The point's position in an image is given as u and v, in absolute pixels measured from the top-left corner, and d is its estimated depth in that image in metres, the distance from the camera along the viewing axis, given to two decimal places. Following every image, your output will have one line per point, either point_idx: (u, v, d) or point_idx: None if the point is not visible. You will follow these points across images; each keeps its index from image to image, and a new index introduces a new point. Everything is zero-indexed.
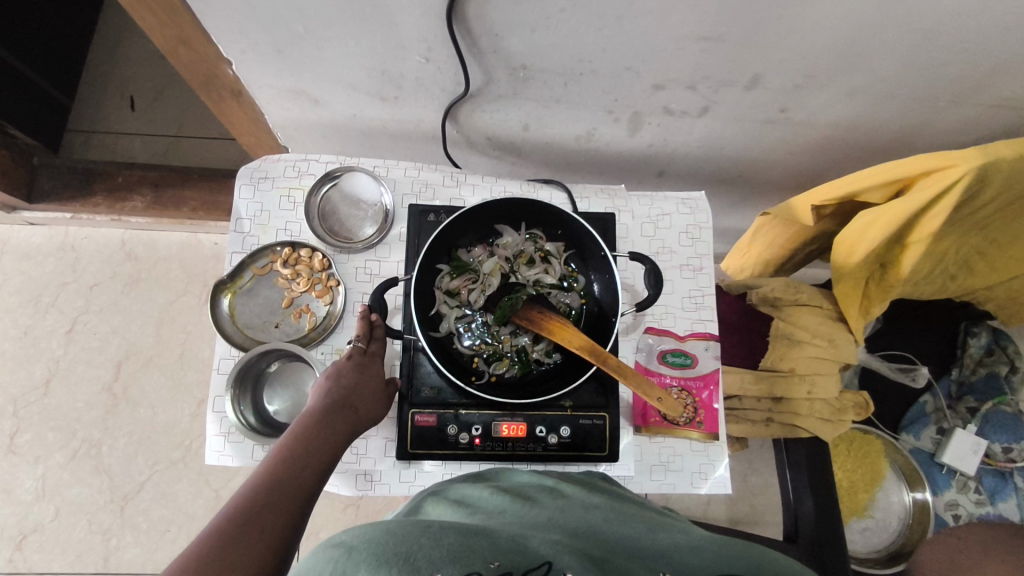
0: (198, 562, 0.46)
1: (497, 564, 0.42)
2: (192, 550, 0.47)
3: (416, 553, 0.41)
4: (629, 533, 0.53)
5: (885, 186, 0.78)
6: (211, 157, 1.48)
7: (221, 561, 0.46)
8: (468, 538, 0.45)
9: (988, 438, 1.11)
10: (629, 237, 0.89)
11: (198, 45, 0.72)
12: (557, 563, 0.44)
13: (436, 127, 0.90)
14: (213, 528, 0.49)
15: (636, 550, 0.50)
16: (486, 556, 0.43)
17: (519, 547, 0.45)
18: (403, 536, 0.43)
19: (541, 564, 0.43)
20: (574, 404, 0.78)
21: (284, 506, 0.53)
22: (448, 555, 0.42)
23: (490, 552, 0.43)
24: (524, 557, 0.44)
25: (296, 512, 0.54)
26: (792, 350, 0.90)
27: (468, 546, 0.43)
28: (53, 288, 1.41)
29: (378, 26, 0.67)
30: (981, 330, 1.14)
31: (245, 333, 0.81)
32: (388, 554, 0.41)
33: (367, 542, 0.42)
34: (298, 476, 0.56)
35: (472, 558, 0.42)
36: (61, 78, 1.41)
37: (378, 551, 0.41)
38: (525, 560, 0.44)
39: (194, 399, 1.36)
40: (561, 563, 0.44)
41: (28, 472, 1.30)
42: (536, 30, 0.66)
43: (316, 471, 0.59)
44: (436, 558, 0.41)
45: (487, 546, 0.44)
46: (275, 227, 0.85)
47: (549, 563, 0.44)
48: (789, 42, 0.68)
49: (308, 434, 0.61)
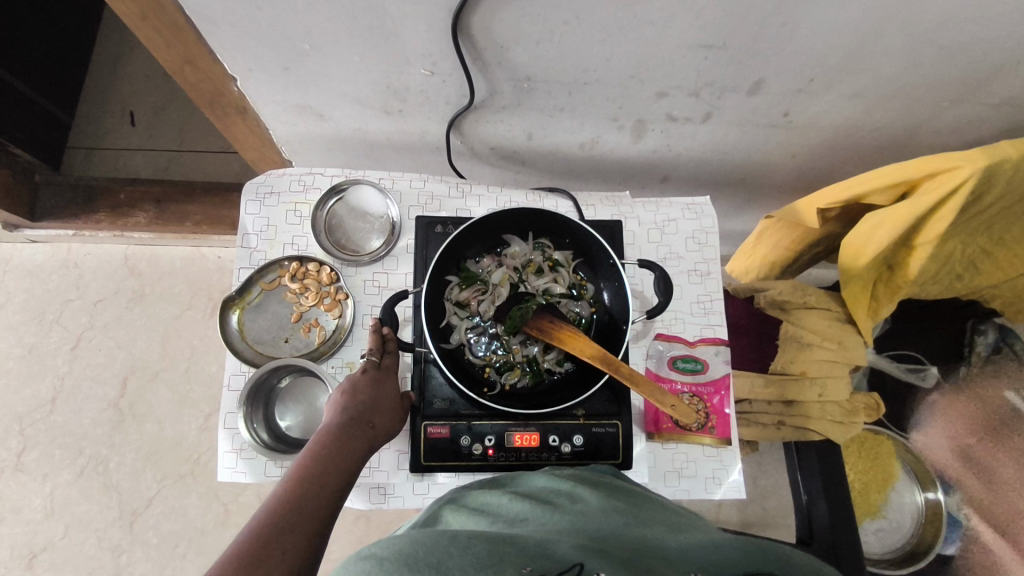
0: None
1: (530, 568, 0.43)
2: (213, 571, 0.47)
3: (447, 561, 0.42)
4: (650, 534, 0.53)
5: (890, 188, 0.78)
6: (212, 170, 1.48)
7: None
8: (496, 545, 0.45)
9: (998, 435, 1.13)
10: (636, 244, 0.89)
11: (202, 62, 0.72)
12: (589, 565, 0.44)
13: (440, 138, 0.90)
14: (234, 549, 0.49)
15: (662, 550, 0.49)
16: (517, 561, 0.43)
17: (547, 551, 0.46)
18: (432, 545, 0.43)
19: (572, 566, 0.44)
20: (587, 412, 0.78)
21: (305, 526, 0.53)
22: (479, 563, 0.42)
23: (520, 557, 0.44)
24: (554, 560, 0.44)
25: (318, 531, 0.54)
26: (803, 353, 0.90)
27: (497, 554, 0.44)
28: (57, 305, 1.41)
29: (384, 41, 0.67)
30: (988, 328, 1.12)
31: (255, 348, 0.81)
32: (419, 564, 0.41)
33: (398, 553, 0.42)
34: (318, 495, 0.56)
35: (502, 565, 0.42)
36: (62, 95, 1.41)
37: (410, 561, 0.41)
38: (556, 563, 0.44)
39: (202, 413, 1.36)
40: (592, 564, 0.44)
41: (35, 490, 1.30)
42: (541, 42, 0.67)
43: (336, 488, 0.59)
44: (467, 566, 0.41)
45: (516, 550, 0.44)
46: (283, 241, 0.85)
47: (580, 565, 0.44)
48: (793, 47, 0.68)
49: (327, 451, 0.62)
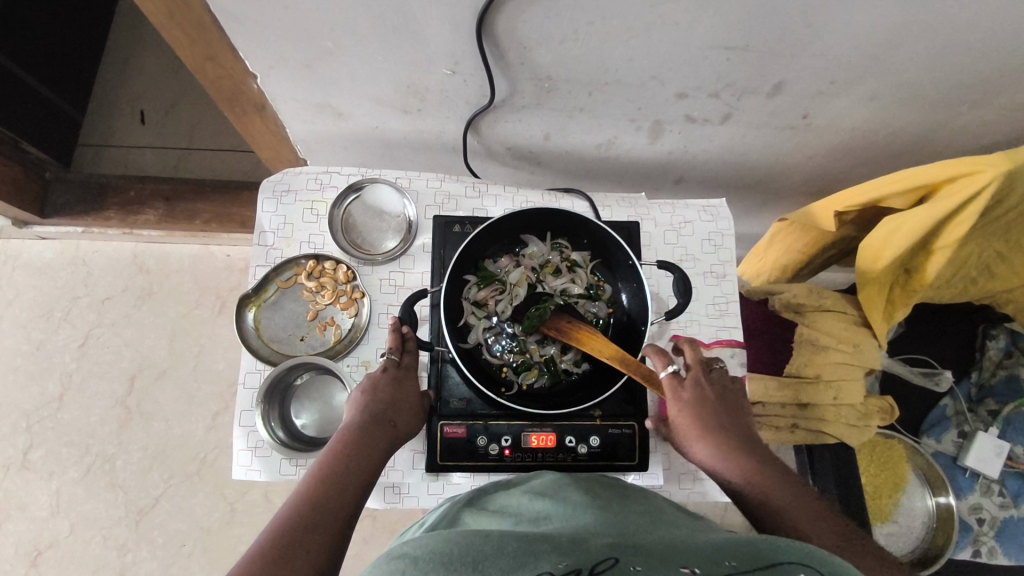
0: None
1: (565, 564, 0.42)
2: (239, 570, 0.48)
3: (483, 561, 0.41)
4: (682, 534, 0.50)
5: (907, 192, 0.78)
6: (222, 169, 1.48)
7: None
8: (530, 543, 0.44)
9: (1010, 441, 1.11)
10: (652, 245, 0.89)
11: (223, 59, 0.72)
12: (624, 560, 0.42)
13: (457, 138, 0.90)
14: (257, 550, 0.50)
15: (694, 546, 0.46)
16: (552, 557, 0.42)
17: (580, 548, 0.44)
18: (467, 545, 0.43)
19: (607, 559, 0.42)
20: (604, 414, 0.78)
21: (328, 526, 0.54)
22: (515, 561, 0.41)
23: (554, 554, 0.43)
24: (587, 555, 0.43)
25: (340, 531, 0.54)
26: (819, 355, 0.89)
27: (532, 551, 0.43)
28: (65, 303, 1.40)
29: (407, 40, 0.67)
30: (1000, 333, 1.14)
31: (271, 347, 0.81)
32: (455, 563, 0.41)
33: (433, 553, 0.42)
34: (340, 495, 0.57)
35: (539, 562, 0.42)
36: (72, 92, 1.41)
37: (446, 560, 0.41)
38: (589, 557, 0.43)
39: (210, 412, 1.36)
40: (628, 559, 0.42)
41: (42, 488, 1.30)
42: (565, 41, 0.67)
43: (358, 488, 0.59)
44: (503, 565, 0.41)
45: (550, 548, 0.44)
46: (299, 239, 0.85)
47: (615, 559, 0.42)
48: (816, 50, 0.68)
49: (348, 449, 0.62)
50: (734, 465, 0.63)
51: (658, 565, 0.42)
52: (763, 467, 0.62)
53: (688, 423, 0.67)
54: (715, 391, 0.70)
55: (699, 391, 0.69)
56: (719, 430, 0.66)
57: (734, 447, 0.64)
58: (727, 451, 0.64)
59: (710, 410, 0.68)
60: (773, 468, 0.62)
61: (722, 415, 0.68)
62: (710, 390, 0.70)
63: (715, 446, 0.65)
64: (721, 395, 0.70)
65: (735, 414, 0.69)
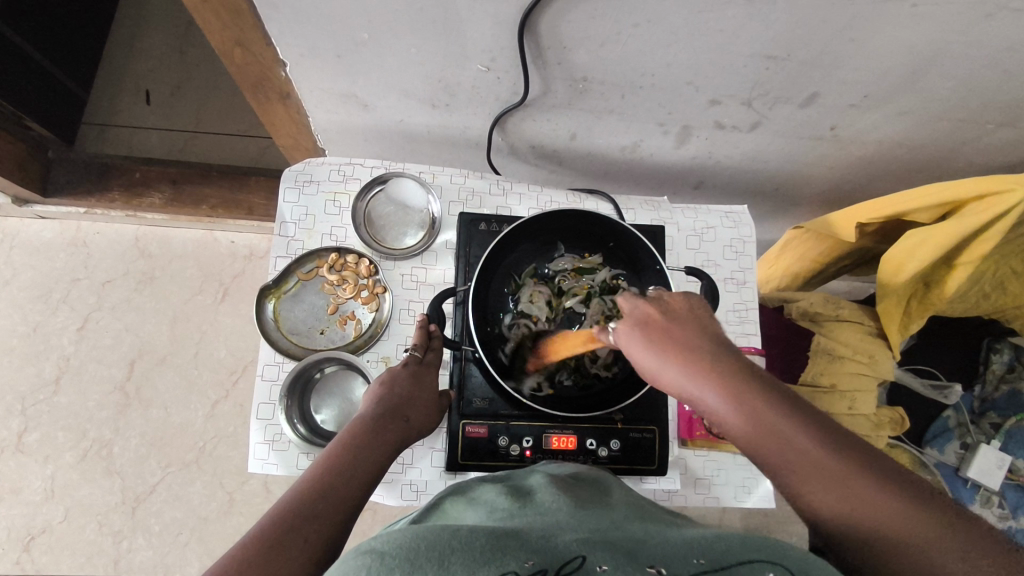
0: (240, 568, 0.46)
1: (531, 562, 0.40)
2: (233, 555, 0.47)
3: (449, 556, 0.39)
4: (653, 528, 0.48)
5: (933, 207, 0.79)
6: (228, 154, 1.45)
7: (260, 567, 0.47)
8: (500, 539, 0.42)
9: (1012, 454, 1.15)
10: (674, 250, 0.89)
11: (255, 46, 0.71)
12: (592, 557, 0.41)
13: (482, 134, 0.89)
14: (257, 532, 0.49)
15: (664, 540, 0.45)
16: (519, 555, 0.40)
17: (551, 545, 0.43)
18: (435, 539, 0.41)
19: (574, 558, 0.41)
20: (625, 418, 0.79)
21: (331, 516, 0.53)
22: (482, 556, 0.40)
23: (523, 551, 0.41)
24: (556, 553, 0.41)
25: (342, 522, 0.54)
26: (833, 365, 0.91)
27: (500, 547, 0.41)
28: (64, 284, 1.37)
29: (446, 34, 0.66)
30: (1004, 347, 1.15)
31: (290, 339, 0.80)
32: (421, 559, 0.39)
33: (400, 547, 0.40)
34: (345, 486, 0.56)
35: (505, 557, 0.40)
36: (78, 69, 1.37)
37: (412, 556, 0.39)
38: (558, 554, 0.41)
39: (209, 400, 1.34)
40: (595, 556, 0.41)
41: (37, 472, 1.27)
42: (605, 44, 0.66)
43: (364, 480, 0.58)
44: (469, 560, 0.39)
45: (519, 544, 0.42)
46: (321, 231, 0.83)
47: (582, 556, 0.41)
48: (855, 63, 0.68)
49: (360, 440, 0.61)
50: (751, 411, 0.49)
51: (626, 561, 0.41)
52: (780, 404, 0.50)
53: (675, 366, 0.53)
54: (682, 317, 0.56)
55: (666, 322, 0.56)
56: (710, 364, 0.52)
57: (745, 389, 0.51)
58: (740, 396, 0.50)
59: (692, 344, 0.54)
60: (792, 402, 0.51)
61: (705, 342, 0.54)
62: (671, 315, 0.57)
63: (715, 392, 0.51)
64: (690, 316, 0.57)
65: (709, 328, 0.56)
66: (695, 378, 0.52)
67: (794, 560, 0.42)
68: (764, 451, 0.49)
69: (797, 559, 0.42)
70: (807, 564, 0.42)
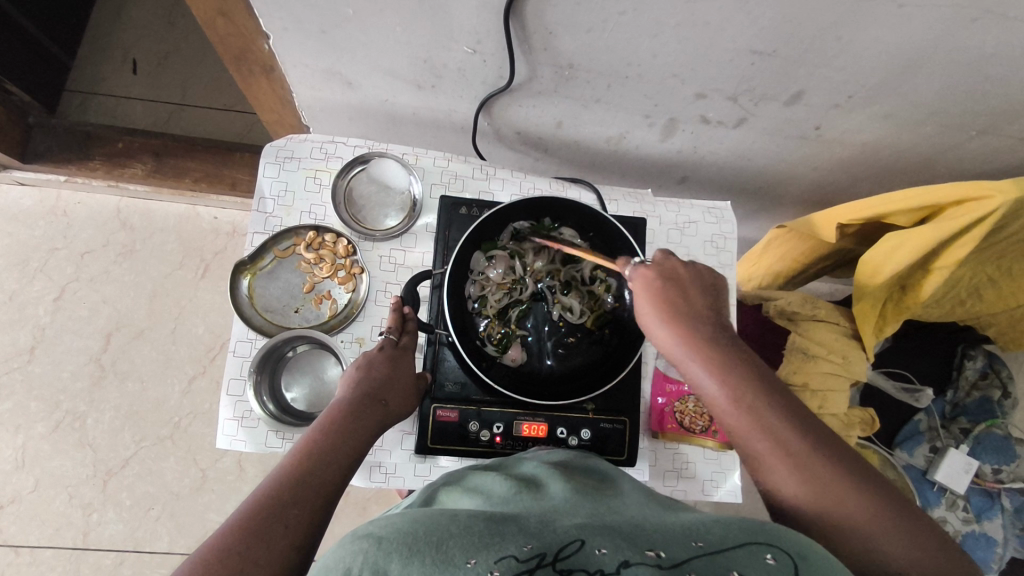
0: (221, 557, 0.46)
1: (530, 547, 0.39)
2: (212, 545, 0.47)
3: (448, 542, 0.39)
4: (647, 512, 0.47)
5: (913, 211, 0.80)
6: (215, 128, 1.43)
7: (243, 555, 0.47)
8: (498, 525, 0.42)
9: (980, 459, 1.18)
10: (655, 243, 0.89)
11: (236, 16, 0.69)
12: (591, 541, 0.40)
13: (468, 118, 0.89)
14: (238, 519, 0.49)
15: (660, 524, 0.44)
16: (518, 539, 0.40)
17: (548, 529, 0.42)
18: (433, 525, 0.41)
19: (573, 541, 0.40)
20: (596, 408, 0.79)
21: (310, 502, 0.52)
22: (480, 542, 0.40)
23: (521, 536, 0.41)
24: (554, 536, 0.41)
25: (322, 507, 0.53)
26: (807, 364, 0.91)
27: (498, 533, 0.41)
28: (41, 253, 1.35)
29: (431, 12, 0.65)
30: (979, 354, 1.18)
31: (264, 316, 0.79)
32: (419, 544, 0.39)
33: (398, 533, 0.40)
34: (326, 471, 0.56)
35: (504, 543, 0.40)
36: (61, 33, 1.34)
37: (410, 542, 0.39)
38: (556, 538, 0.40)
39: (186, 375, 1.33)
40: (594, 540, 0.40)
41: (8, 441, 1.26)
42: (592, 31, 0.65)
43: (344, 467, 0.58)
44: (468, 546, 0.39)
45: (517, 529, 0.42)
46: (300, 209, 0.82)
47: (582, 540, 0.40)
48: (839, 63, 0.68)
49: (339, 428, 0.60)
50: (738, 392, 0.57)
51: (625, 545, 0.40)
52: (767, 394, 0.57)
53: (682, 335, 0.61)
54: (705, 292, 0.65)
55: (684, 293, 0.64)
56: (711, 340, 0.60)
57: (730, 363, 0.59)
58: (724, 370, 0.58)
59: (702, 320, 0.62)
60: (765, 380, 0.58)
61: (717, 327, 0.62)
62: (692, 286, 0.65)
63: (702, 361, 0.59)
64: (705, 296, 0.64)
65: (723, 317, 0.64)
66: (696, 352, 0.60)
67: (789, 544, 0.42)
68: (747, 429, 0.56)
69: (790, 541, 0.42)
70: (805, 547, 0.42)
